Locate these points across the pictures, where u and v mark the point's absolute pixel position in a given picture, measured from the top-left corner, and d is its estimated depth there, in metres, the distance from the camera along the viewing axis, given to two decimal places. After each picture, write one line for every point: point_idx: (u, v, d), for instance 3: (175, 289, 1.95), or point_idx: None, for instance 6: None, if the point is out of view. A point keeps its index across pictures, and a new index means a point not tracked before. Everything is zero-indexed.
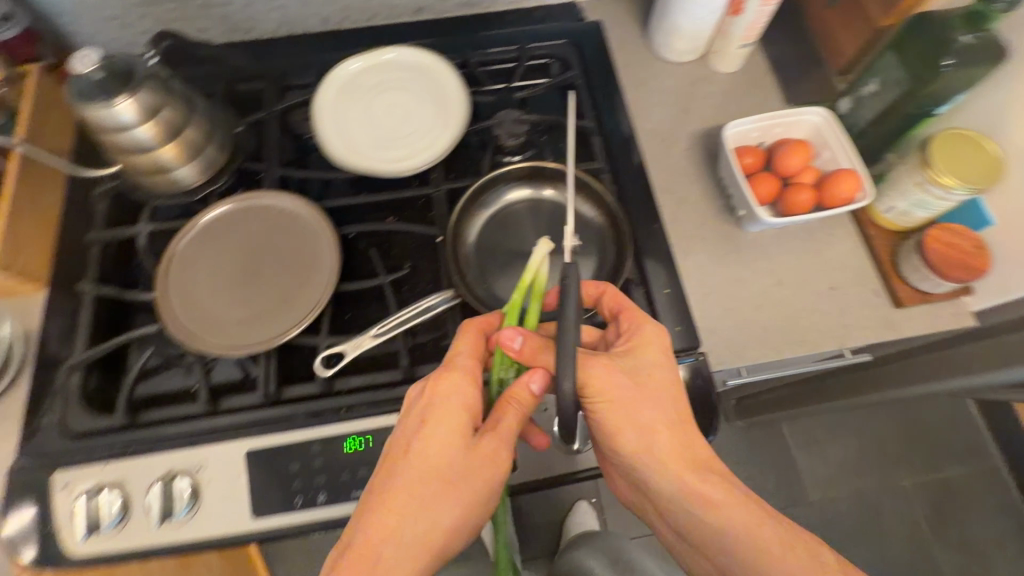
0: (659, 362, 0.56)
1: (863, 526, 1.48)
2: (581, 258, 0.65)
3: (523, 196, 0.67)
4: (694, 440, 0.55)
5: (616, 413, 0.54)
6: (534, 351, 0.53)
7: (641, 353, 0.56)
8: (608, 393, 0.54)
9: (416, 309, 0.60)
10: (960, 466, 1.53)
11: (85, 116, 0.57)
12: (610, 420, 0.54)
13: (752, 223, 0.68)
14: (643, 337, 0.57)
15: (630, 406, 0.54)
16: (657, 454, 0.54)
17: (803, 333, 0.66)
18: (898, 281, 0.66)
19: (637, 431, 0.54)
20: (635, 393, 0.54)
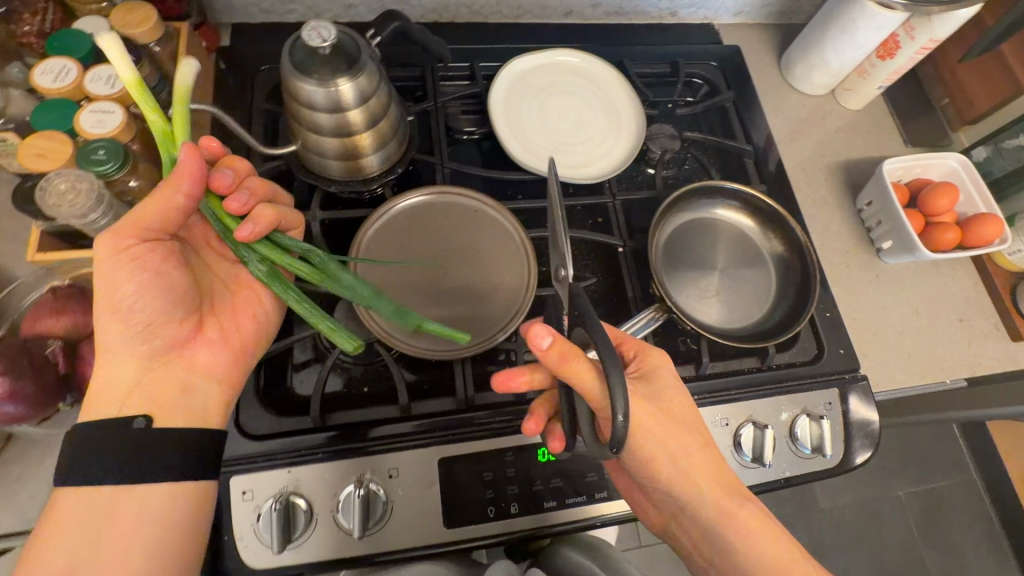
0: (678, 386, 0.53)
1: (865, 533, 1.60)
2: (757, 277, 0.67)
3: (704, 215, 0.69)
4: (718, 463, 0.54)
5: (662, 447, 0.51)
6: (560, 358, 0.44)
7: (657, 382, 0.53)
8: (635, 422, 0.50)
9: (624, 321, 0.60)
10: (944, 478, 1.71)
11: (295, 92, 0.53)
12: (640, 447, 0.51)
13: (896, 254, 0.73)
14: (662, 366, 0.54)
15: (666, 438, 0.51)
16: (707, 489, 0.52)
17: (941, 360, 0.72)
18: (1020, 318, 0.73)
19: (687, 466, 0.52)
20: (662, 423, 0.51)
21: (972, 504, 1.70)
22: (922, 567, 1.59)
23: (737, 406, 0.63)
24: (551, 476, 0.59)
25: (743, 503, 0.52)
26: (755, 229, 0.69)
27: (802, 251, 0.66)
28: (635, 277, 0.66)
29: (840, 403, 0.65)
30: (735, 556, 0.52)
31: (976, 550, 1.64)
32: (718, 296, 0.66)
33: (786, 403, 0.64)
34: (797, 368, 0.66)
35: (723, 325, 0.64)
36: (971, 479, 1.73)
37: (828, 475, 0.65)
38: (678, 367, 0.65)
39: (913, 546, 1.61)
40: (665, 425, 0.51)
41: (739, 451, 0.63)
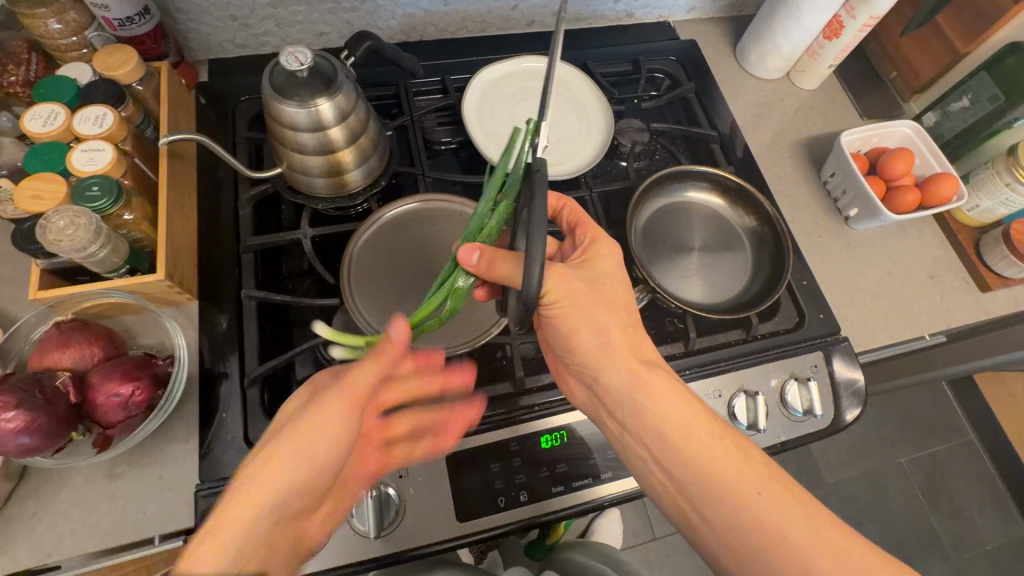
0: (617, 272, 0.56)
1: (873, 503, 1.63)
2: (735, 253, 0.71)
3: (680, 198, 0.72)
4: (644, 343, 0.56)
5: (584, 322, 0.55)
6: (489, 266, 0.50)
7: (600, 259, 0.56)
8: (565, 298, 0.54)
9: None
10: (944, 442, 1.74)
11: (277, 115, 0.56)
12: (565, 321, 0.54)
13: (863, 220, 0.77)
14: (604, 253, 0.57)
15: (594, 312, 0.54)
16: (625, 358, 0.54)
17: (916, 316, 0.75)
18: (984, 268, 0.77)
19: (607, 344, 0.55)
20: (596, 295, 0.55)
21: (973, 465, 1.73)
22: (932, 531, 1.61)
23: (729, 376, 0.66)
24: (556, 462, 0.61)
25: (652, 367, 0.54)
26: (727, 208, 0.72)
27: (776, 223, 0.69)
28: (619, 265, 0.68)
29: (825, 366, 0.68)
30: (653, 418, 0.53)
31: (982, 509, 1.67)
32: (699, 274, 0.68)
33: (774, 369, 0.67)
34: (780, 336, 0.69)
35: (708, 302, 0.67)
36: (970, 440, 1.76)
37: (822, 435, 0.67)
38: (667, 346, 0.67)
39: (921, 512, 1.63)
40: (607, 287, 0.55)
41: (734, 420, 0.65)
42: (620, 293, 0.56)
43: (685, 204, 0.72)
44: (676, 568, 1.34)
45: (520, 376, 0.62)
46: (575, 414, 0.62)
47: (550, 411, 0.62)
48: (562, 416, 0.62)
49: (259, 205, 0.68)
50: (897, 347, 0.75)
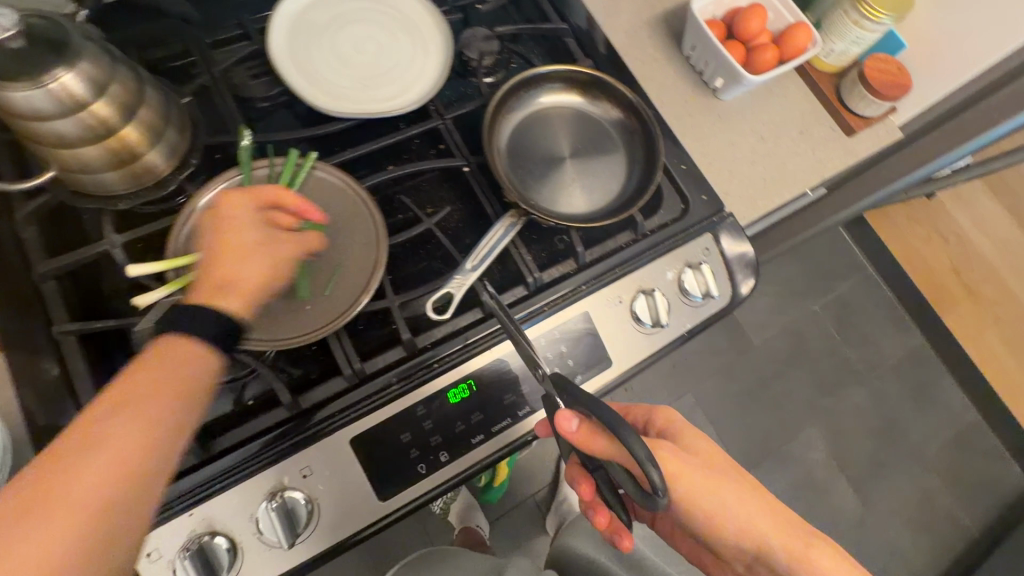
0: (700, 441, 0.67)
1: (797, 353, 1.78)
2: (609, 151, 0.66)
3: (540, 107, 0.66)
4: (755, 494, 0.64)
5: (703, 484, 0.60)
6: (589, 437, 0.52)
7: (675, 430, 0.68)
8: (682, 472, 0.60)
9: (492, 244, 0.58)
10: (848, 282, 1.90)
11: (8, 105, 0.44)
12: (689, 493, 0.59)
13: (730, 90, 0.74)
14: (682, 427, 0.68)
15: (710, 484, 0.61)
16: (761, 527, 0.61)
17: (793, 175, 0.75)
18: (846, 113, 0.78)
19: (718, 497, 0.61)
20: (701, 471, 0.61)
21: (876, 295, 1.91)
22: (847, 362, 1.80)
23: (626, 284, 0.64)
24: (469, 412, 0.58)
25: (755, 488, 0.64)
26: (587, 105, 0.67)
27: (639, 110, 0.65)
28: (490, 193, 0.62)
29: (715, 246, 0.68)
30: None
31: (886, 332, 1.87)
32: (575, 184, 0.64)
33: (667, 262, 0.66)
34: (668, 227, 0.67)
35: (592, 210, 0.63)
36: (869, 274, 1.94)
37: (722, 315, 0.68)
38: (560, 266, 0.64)
39: (836, 348, 1.81)
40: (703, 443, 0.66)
41: (638, 321, 0.65)
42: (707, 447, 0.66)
43: (546, 111, 0.66)
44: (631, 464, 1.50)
45: (409, 338, 0.56)
46: (478, 362, 0.58)
47: (453, 364, 0.57)
48: (467, 367, 0.58)
49: (49, 220, 0.56)
50: (779, 210, 0.76)
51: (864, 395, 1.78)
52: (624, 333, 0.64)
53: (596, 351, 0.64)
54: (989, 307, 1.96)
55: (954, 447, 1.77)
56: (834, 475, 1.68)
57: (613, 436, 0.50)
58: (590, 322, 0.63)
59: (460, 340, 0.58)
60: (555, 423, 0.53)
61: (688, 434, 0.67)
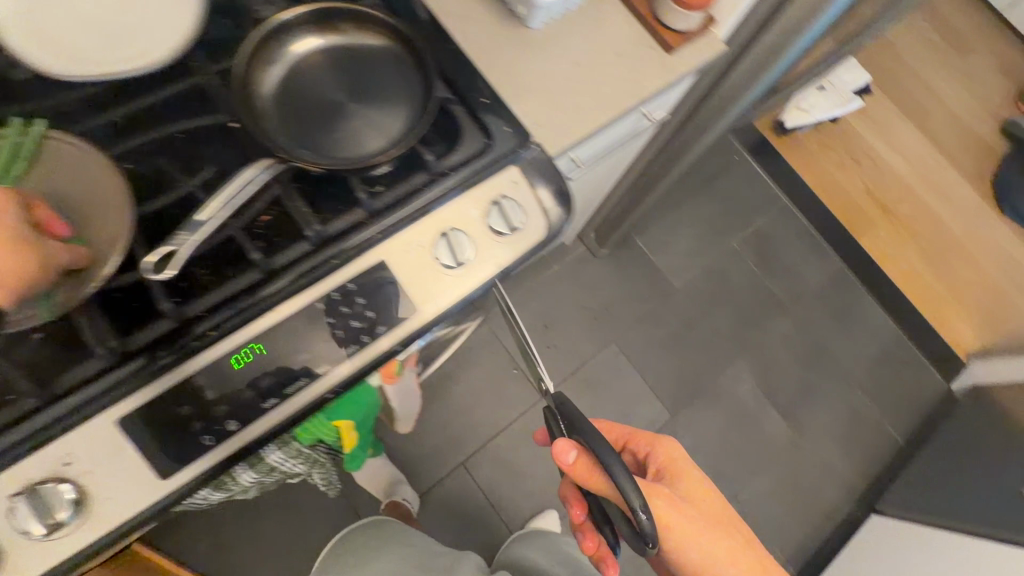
0: (697, 487, 0.85)
1: (720, 291, 1.79)
2: (391, 86, 0.61)
3: (309, 48, 0.61)
4: (732, 543, 0.81)
5: (682, 521, 0.77)
6: (581, 468, 0.72)
7: (673, 480, 0.86)
8: (666, 516, 0.77)
9: (238, 185, 0.53)
10: (766, 215, 1.91)
11: None
12: (684, 548, 0.77)
13: (533, 16, 0.71)
14: (680, 466, 0.87)
15: (687, 518, 0.78)
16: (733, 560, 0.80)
17: (609, 98, 0.73)
18: (663, 30, 0.76)
19: (709, 555, 0.78)
20: (689, 517, 0.78)
21: (796, 224, 1.93)
22: (769, 294, 1.82)
23: (425, 228, 0.62)
24: (258, 377, 0.56)
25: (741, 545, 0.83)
26: (362, 42, 0.62)
27: (411, 43, 0.62)
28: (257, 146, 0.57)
29: (523, 179, 0.66)
30: None
31: (806, 260, 1.89)
32: (355, 127, 0.60)
33: (470, 201, 0.63)
34: (467, 162, 0.63)
35: (377, 150, 0.59)
36: (787, 205, 1.94)
37: (540, 248, 0.66)
38: (347, 215, 0.59)
39: (758, 282, 1.83)
40: (706, 505, 0.84)
41: (444, 264, 0.63)
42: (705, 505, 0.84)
43: (317, 54, 0.61)
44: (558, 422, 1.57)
45: (172, 308, 0.53)
46: (259, 325, 0.56)
47: (230, 329, 0.55)
48: (246, 331, 0.56)
49: None
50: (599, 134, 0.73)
51: (788, 325, 1.80)
52: (430, 278, 0.62)
53: (402, 300, 0.61)
54: (905, 223, 1.99)
55: (877, 364, 1.81)
56: (761, 405, 1.71)
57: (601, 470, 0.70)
58: (388, 271, 0.61)
59: (235, 304, 0.55)
60: (556, 455, 0.72)
61: (678, 471, 0.86)
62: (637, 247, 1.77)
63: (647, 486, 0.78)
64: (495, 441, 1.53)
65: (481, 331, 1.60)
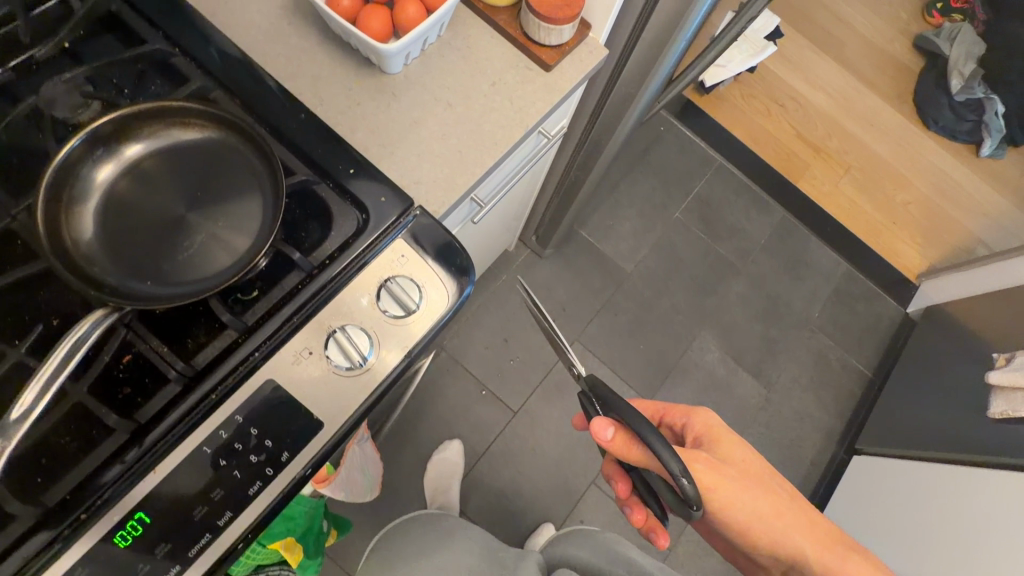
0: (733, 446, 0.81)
1: (673, 265, 1.77)
2: (234, 187, 0.55)
3: (125, 163, 0.53)
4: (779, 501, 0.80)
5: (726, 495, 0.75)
6: (622, 443, 0.70)
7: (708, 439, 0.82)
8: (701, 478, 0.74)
9: (59, 352, 0.45)
10: (703, 178, 1.89)
11: None
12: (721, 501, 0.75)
13: (390, 63, 0.64)
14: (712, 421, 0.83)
15: (732, 489, 0.76)
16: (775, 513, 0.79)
17: (492, 136, 0.68)
18: (536, 48, 0.70)
19: (744, 502, 0.77)
20: (722, 474, 0.76)
21: (734, 181, 1.91)
22: (720, 257, 1.82)
23: (309, 332, 0.55)
24: (152, 547, 0.50)
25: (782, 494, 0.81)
26: (186, 140, 0.55)
27: (245, 130, 0.55)
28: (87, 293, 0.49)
29: (411, 250, 0.60)
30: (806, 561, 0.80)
31: (750, 216, 1.88)
32: (202, 243, 0.53)
33: (353, 289, 0.57)
34: (341, 249, 0.57)
35: (238, 258, 0.53)
36: (723, 164, 1.92)
37: (446, 319, 0.60)
38: (217, 342, 0.53)
39: (707, 248, 1.82)
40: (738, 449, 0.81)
41: (341, 366, 0.56)
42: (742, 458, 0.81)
43: (137, 166, 0.53)
44: (543, 435, 1.54)
45: (27, 502, 0.47)
46: (139, 491, 0.50)
47: (103, 506, 0.48)
48: (124, 504, 0.49)
49: None
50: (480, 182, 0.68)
51: (744, 284, 1.80)
52: (328, 385, 0.56)
53: (300, 417, 0.54)
54: (838, 158, 2.01)
55: (835, 304, 1.84)
56: (733, 370, 1.72)
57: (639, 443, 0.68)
58: (278, 389, 0.54)
59: (104, 475, 0.49)
60: (594, 432, 0.71)
61: (719, 438, 0.82)
62: (582, 238, 1.74)
63: (685, 454, 0.75)
64: (477, 468, 1.50)
65: (441, 359, 1.55)
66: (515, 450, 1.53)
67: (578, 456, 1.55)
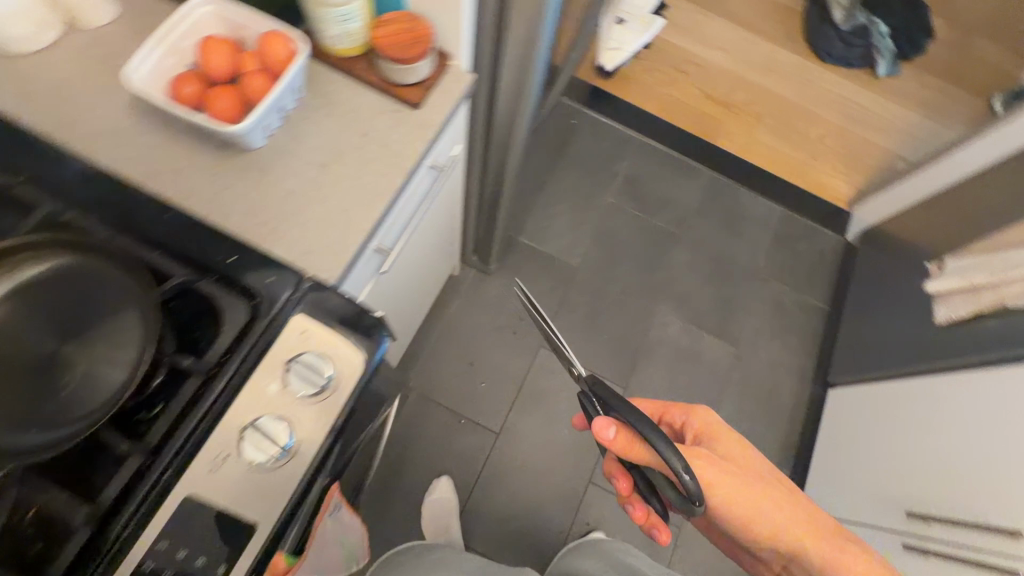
0: (734, 447, 0.82)
1: (617, 249, 1.79)
2: (109, 309, 0.52)
3: None
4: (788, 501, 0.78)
5: (728, 493, 0.74)
6: (624, 443, 0.69)
7: (708, 439, 0.84)
8: (704, 472, 0.73)
9: None
10: (626, 159, 1.92)
11: None
12: (722, 496, 0.74)
13: (247, 142, 0.63)
14: (711, 423, 0.84)
15: (735, 484, 0.74)
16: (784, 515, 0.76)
17: (373, 185, 0.66)
18: (397, 90, 0.70)
19: (749, 504, 0.75)
20: (725, 470, 0.75)
21: (655, 154, 1.95)
22: (659, 231, 1.85)
23: (220, 438, 0.52)
24: None
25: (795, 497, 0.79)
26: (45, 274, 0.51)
27: (103, 253, 0.53)
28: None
29: (312, 324, 0.57)
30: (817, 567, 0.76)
31: (679, 184, 1.92)
32: (85, 375, 0.51)
33: (257, 382, 0.54)
34: (236, 346, 0.55)
35: (127, 382, 0.51)
36: (641, 140, 1.96)
37: (364, 385, 0.57)
38: (125, 471, 0.51)
39: (645, 224, 1.85)
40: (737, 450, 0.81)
41: (261, 462, 0.53)
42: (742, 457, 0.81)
43: None
44: (529, 448, 1.53)
45: None
46: None
47: None
48: None
49: None
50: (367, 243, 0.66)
51: (689, 251, 1.84)
52: (252, 484, 0.52)
53: (229, 524, 0.51)
54: (748, 110, 2.06)
55: (778, 249, 1.89)
56: (697, 336, 1.74)
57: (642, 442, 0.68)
58: (197, 502, 0.51)
59: None
60: (595, 432, 0.69)
61: (720, 437, 0.83)
62: (523, 245, 1.74)
63: (685, 450, 0.75)
64: (472, 497, 1.48)
65: (411, 399, 1.53)
66: (505, 470, 1.51)
67: (568, 460, 1.54)
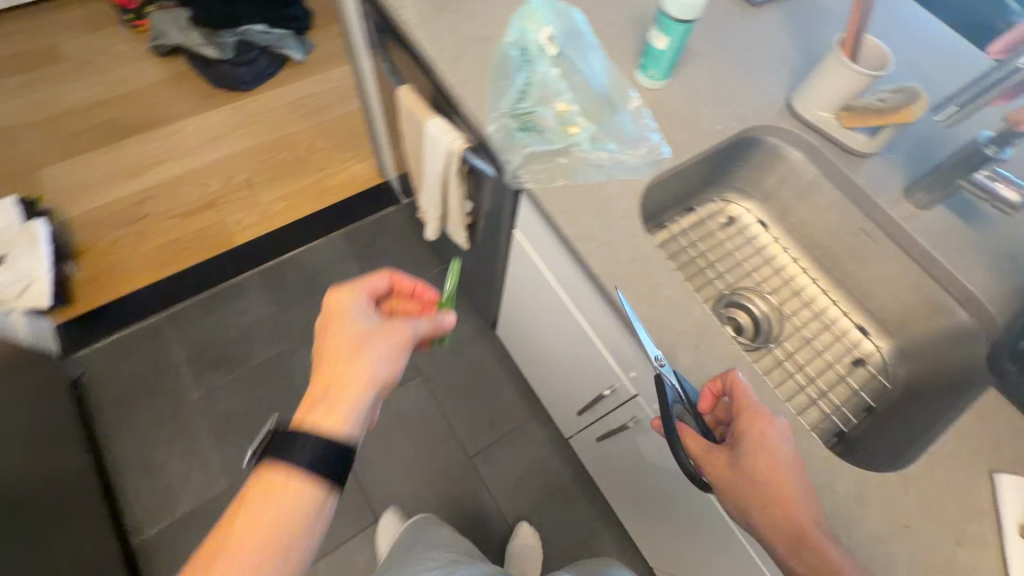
0: (762, 450, 0.63)
1: (250, 425, 1.54)
2: None
3: None
4: (762, 491, 0.61)
5: (741, 490, 0.62)
6: (706, 455, 0.66)
7: (745, 445, 0.64)
8: (719, 460, 0.65)
9: None
10: (170, 347, 1.61)
11: None
12: (732, 485, 0.63)
13: None
14: (749, 427, 0.64)
15: (754, 480, 0.62)
16: (750, 501, 0.62)
17: None
18: None
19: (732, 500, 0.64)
20: (748, 475, 0.62)
21: (193, 312, 1.67)
22: (265, 367, 1.61)
23: None
24: None
25: (769, 493, 0.61)
26: None
27: None
28: None
29: None
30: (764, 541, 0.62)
31: (239, 311, 1.68)
32: None
33: None
34: None
35: None
36: (166, 316, 1.66)
37: None
38: None
39: (249, 376, 1.60)
40: (766, 457, 0.62)
41: None
42: (758, 464, 0.62)
43: None
44: None
45: None
46: None
47: None
48: None
49: None
50: None
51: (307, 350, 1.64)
52: None
53: None
54: (233, 188, 1.88)
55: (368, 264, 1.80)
56: (384, 402, 1.60)
57: (702, 446, 0.66)
58: None
59: None
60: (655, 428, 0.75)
61: (750, 429, 0.64)
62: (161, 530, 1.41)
63: (695, 437, 0.67)
64: None
65: None
66: None
67: None
